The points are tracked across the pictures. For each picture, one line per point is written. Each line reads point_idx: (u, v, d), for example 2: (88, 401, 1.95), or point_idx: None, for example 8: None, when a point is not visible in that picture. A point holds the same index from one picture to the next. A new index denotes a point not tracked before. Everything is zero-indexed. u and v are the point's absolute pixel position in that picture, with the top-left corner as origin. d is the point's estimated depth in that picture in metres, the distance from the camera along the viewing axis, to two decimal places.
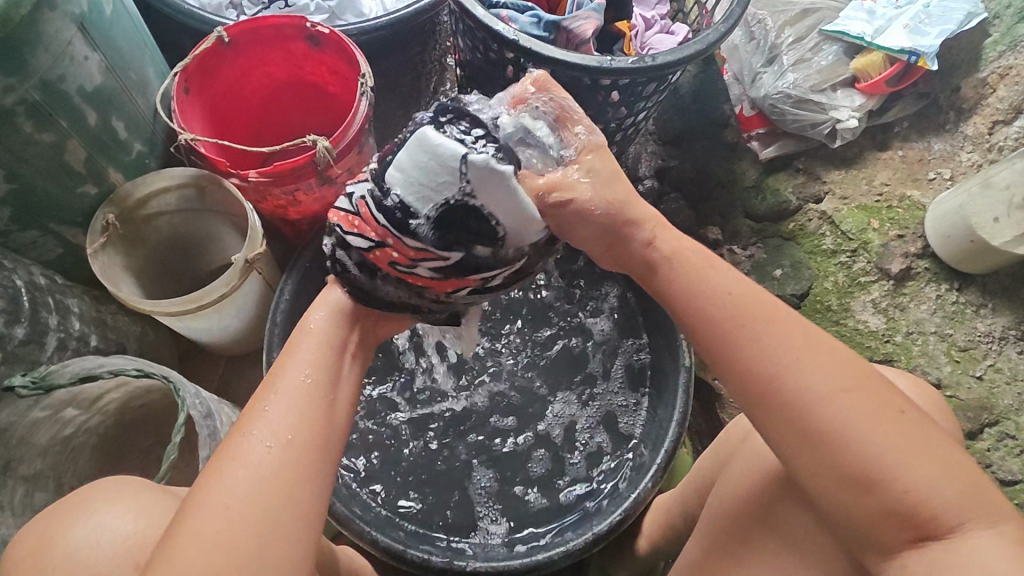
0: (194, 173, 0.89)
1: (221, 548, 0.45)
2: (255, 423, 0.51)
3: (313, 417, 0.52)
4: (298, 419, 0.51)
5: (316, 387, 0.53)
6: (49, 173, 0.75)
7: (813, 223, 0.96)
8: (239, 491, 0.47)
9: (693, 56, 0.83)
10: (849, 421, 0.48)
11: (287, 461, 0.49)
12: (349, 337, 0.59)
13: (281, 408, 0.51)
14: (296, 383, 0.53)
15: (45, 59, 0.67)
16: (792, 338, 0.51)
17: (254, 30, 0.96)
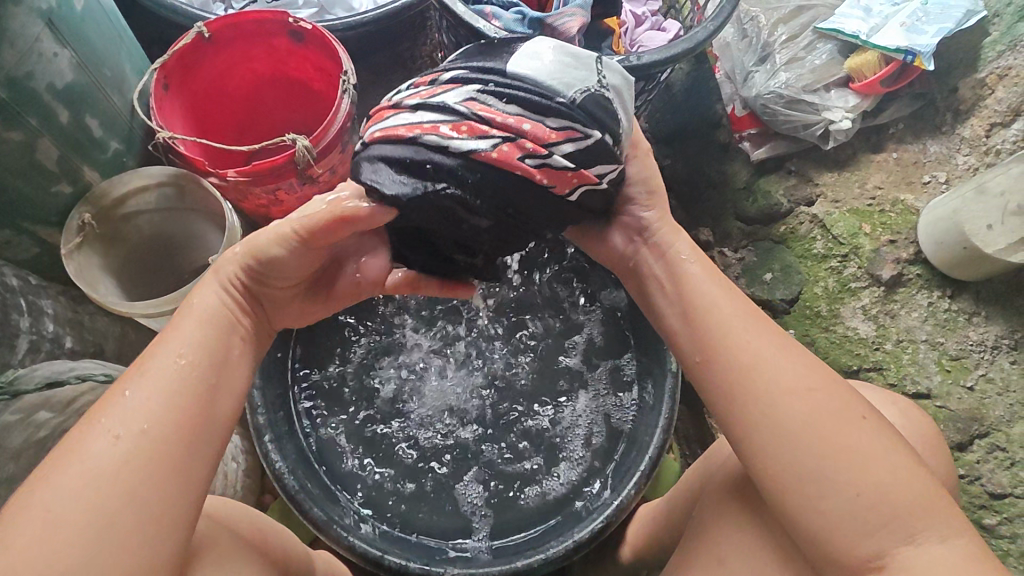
0: (172, 172, 0.88)
1: (52, 536, 0.44)
2: (117, 405, 0.50)
3: (184, 405, 0.51)
4: (157, 407, 0.50)
5: (192, 374, 0.52)
6: (21, 172, 0.74)
7: (804, 226, 0.93)
8: (84, 476, 0.46)
9: (680, 55, 0.81)
10: (807, 414, 0.51)
11: (132, 452, 0.48)
12: (241, 322, 0.58)
13: (146, 391, 0.50)
14: (171, 368, 0.52)
15: (10, 56, 0.66)
16: (773, 339, 0.54)
17: (236, 25, 0.95)
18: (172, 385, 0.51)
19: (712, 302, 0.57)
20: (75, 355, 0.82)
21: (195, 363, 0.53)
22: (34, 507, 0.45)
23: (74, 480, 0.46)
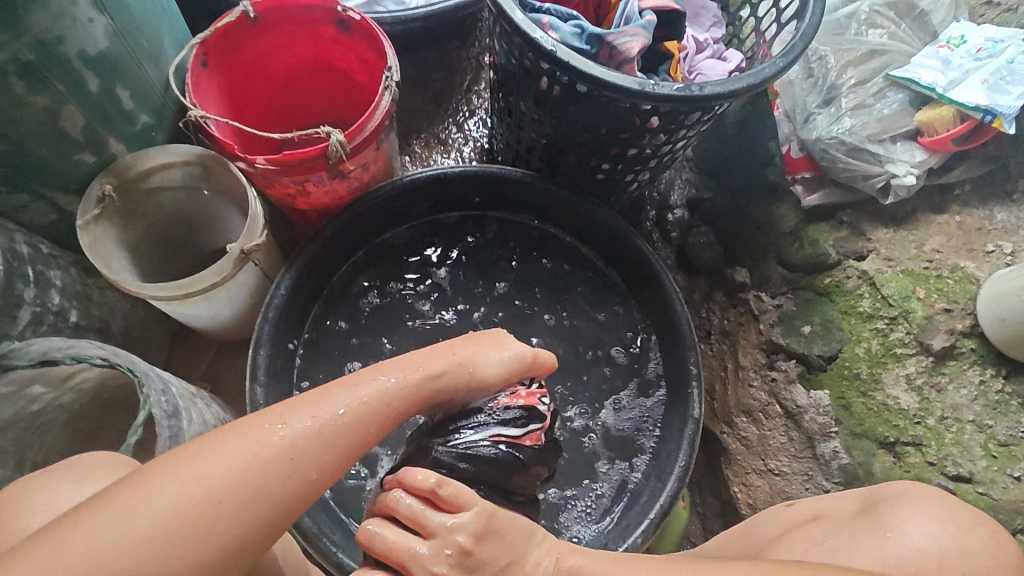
0: (199, 151, 0.85)
1: (145, 539, 0.41)
2: (281, 434, 0.48)
3: (327, 473, 0.49)
4: (315, 453, 0.49)
5: (349, 450, 0.51)
6: (44, 137, 0.71)
7: (852, 281, 0.88)
8: (219, 486, 0.44)
9: (742, 90, 0.76)
10: None
11: (271, 498, 0.46)
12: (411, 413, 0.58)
13: (313, 443, 0.49)
14: (339, 431, 0.50)
15: (42, 18, 0.62)
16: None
17: (281, 8, 0.91)
18: (340, 442, 0.50)
19: None
20: (79, 330, 0.79)
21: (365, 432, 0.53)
22: (170, 478, 0.44)
23: (217, 475, 0.45)
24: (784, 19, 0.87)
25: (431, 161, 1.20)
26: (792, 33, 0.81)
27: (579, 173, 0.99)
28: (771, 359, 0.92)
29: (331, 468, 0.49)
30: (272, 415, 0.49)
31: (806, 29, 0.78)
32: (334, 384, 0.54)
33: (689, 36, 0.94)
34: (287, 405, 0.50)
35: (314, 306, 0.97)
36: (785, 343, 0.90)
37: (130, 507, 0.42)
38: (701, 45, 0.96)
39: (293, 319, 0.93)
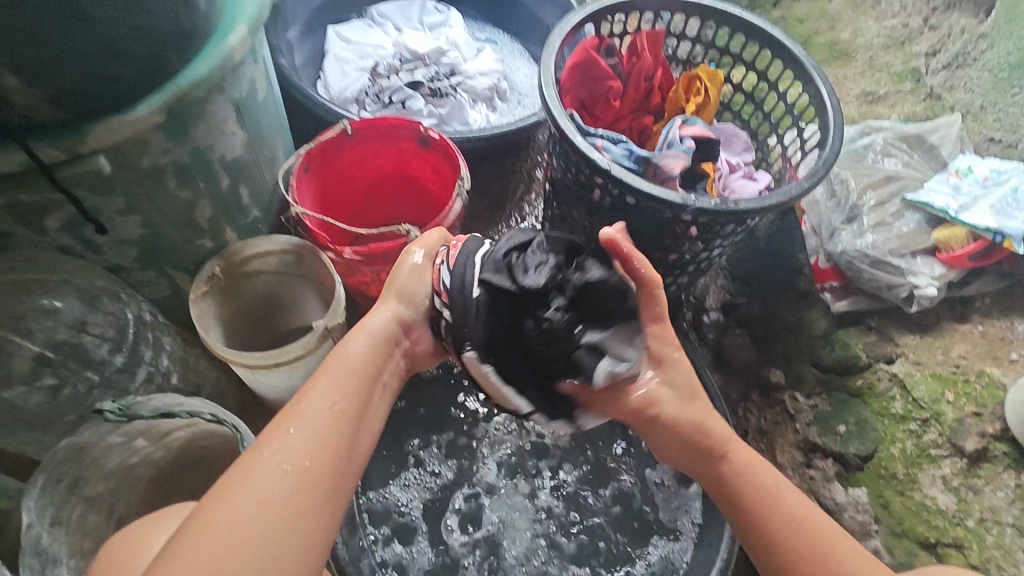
0: (295, 241, 0.98)
1: (229, 558, 0.48)
2: (288, 432, 0.55)
3: (340, 431, 0.57)
4: (322, 428, 0.56)
5: (345, 410, 0.58)
6: (178, 225, 0.83)
7: (883, 383, 0.94)
8: (266, 488, 0.52)
9: (774, 206, 0.87)
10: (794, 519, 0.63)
11: (310, 477, 0.53)
12: (386, 365, 0.65)
13: (310, 421, 0.56)
14: (326, 403, 0.58)
15: (201, 131, 0.75)
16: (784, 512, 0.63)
17: (374, 127, 1.08)
18: (339, 409, 0.58)
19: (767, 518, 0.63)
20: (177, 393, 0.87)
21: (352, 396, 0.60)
22: (222, 504, 0.51)
23: (257, 489, 0.51)
24: (808, 145, 1.00)
25: None
26: (816, 161, 0.93)
27: None
28: (808, 458, 0.93)
29: (341, 427, 0.57)
30: (275, 423, 0.56)
31: (827, 157, 0.89)
32: (312, 379, 0.60)
33: (723, 158, 1.07)
34: (282, 412, 0.57)
35: None
36: (821, 442, 0.93)
37: (194, 545, 0.48)
38: (734, 166, 1.08)
39: None
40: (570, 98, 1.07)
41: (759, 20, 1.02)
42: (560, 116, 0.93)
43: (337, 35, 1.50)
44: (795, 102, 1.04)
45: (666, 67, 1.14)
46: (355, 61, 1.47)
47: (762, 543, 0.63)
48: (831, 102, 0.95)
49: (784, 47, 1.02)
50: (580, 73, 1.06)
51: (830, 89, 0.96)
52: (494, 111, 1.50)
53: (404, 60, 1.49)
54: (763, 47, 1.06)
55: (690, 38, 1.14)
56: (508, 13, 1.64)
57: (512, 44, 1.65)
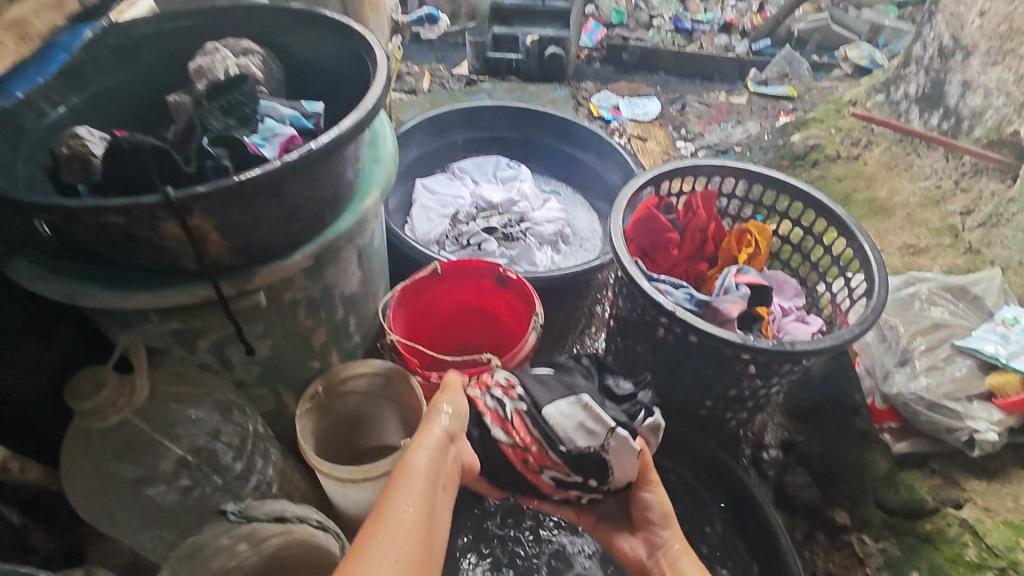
0: (388, 365, 1.10)
1: None
2: (383, 526, 0.63)
3: (423, 519, 0.65)
4: (408, 521, 0.64)
5: (425, 504, 0.67)
6: (297, 349, 0.97)
7: (953, 529, 0.94)
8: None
9: (828, 348, 0.95)
10: None
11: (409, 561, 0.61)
12: (447, 465, 0.74)
13: (398, 513, 0.64)
14: (409, 496, 0.66)
15: (333, 273, 0.91)
16: None
17: (460, 267, 1.24)
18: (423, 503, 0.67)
19: None
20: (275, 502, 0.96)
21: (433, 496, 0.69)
22: None
23: (380, 573, 0.58)
24: (856, 294, 1.09)
25: None
26: (864, 308, 1.02)
27: (684, 408, 1.15)
28: None
29: (424, 515, 0.66)
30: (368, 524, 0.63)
31: (874, 305, 0.98)
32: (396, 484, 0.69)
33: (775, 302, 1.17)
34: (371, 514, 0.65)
35: None
36: None
37: None
38: (785, 309, 1.18)
39: None
40: (633, 247, 1.21)
41: (801, 186, 1.17)
42: (628, 262, 1.05)
43: (424, 187, 1.74)
44: (839, 255, 1.15)
45: (719, 221, 1.28)
46: (438, 209, 1.69)
47: None
48: (874, 255, 1.05)
49: (826, 207, 1.14)
50: (643, 226, 1.21)
51: (871, 245, 1.07)
52: (558, 253, 1.66)
53: (481, 208, 1.70)
54: (807, 207, 1.19)
55: (739, 198, 1.29)
56: (571, 169, 1.87)
57: (575, 196, 1.85)
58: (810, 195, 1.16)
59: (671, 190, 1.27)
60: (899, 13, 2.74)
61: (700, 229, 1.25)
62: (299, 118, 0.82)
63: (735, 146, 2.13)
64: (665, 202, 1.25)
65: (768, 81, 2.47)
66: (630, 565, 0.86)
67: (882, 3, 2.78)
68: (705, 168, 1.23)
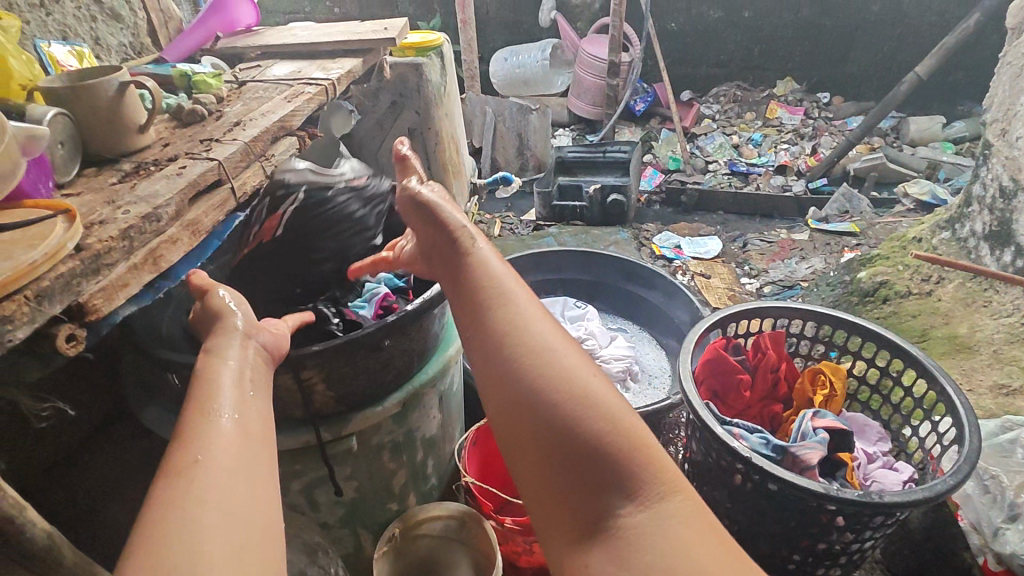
0: (462, 507, 1.12)
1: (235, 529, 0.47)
2: (199, 424, 0.54)
3: (238, 419, 0.56)
4: (237, 416, 0.56)
5: (240, 399, 0.58)
6: (378, 490, 1.01)
7: None
8: (215, 459, 0.51)
9: (922, 500, 0.89)
10: (591, 428, 0.55)
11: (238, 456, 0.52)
12: (256, 371, 0.63)
13: (217, 413, 0.55)
14: (228, 397, 0.58)
15: (416, 416, 0.97)
16: (576, 405, 0.56)
17: None
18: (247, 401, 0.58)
19: (590, 433, 0.55)
20: None
21: (243, 406, 0.57)
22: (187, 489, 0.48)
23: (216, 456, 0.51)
24: (946, 439, 1.04)
25: None
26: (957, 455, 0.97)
27: (770, 563, 1.09)
28: None
29: (250, 417, 0.57)
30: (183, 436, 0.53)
31: (967, 454, 0.93)
32: (193, 400, 0.57)
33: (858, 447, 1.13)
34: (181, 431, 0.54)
35: None
36: None
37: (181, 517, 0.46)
38: (871, 454, 1.13)
39: None
40: (703, 389, 1.22)
41: (872, 328, 1.17)
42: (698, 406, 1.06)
43: None
44: (923, 398, 1.12)
45: (790, 361, 1.28)
46: None
47: (580, 463, 0.54)
48: (958, 399, 1.02)
49: (902, 349, 1.13)
50: (712, 367, 1.22)
51: (955, 387, 1.03)
52: (627, 391, 1.67)
53: None
54: (881, 348, 1.17)
55: (809, 338, 1.30)
56: (637, 308, 1.93)
57: (642, 334, 1.90)
58: (883, 337, 1.15)
59: (738, 331, 1.30)
60: (955, 150, 2.80)
61: (772, 369, 1.25)
62: (392, 280, 1.00)
63: (801, 282, 2.16)
64: (732, 343, 1.27)
65: (829, 217, 2.52)
66: (479, 376, 0.63)
67: (936, 141, 2.86)
68: (772, 309, 1.25)
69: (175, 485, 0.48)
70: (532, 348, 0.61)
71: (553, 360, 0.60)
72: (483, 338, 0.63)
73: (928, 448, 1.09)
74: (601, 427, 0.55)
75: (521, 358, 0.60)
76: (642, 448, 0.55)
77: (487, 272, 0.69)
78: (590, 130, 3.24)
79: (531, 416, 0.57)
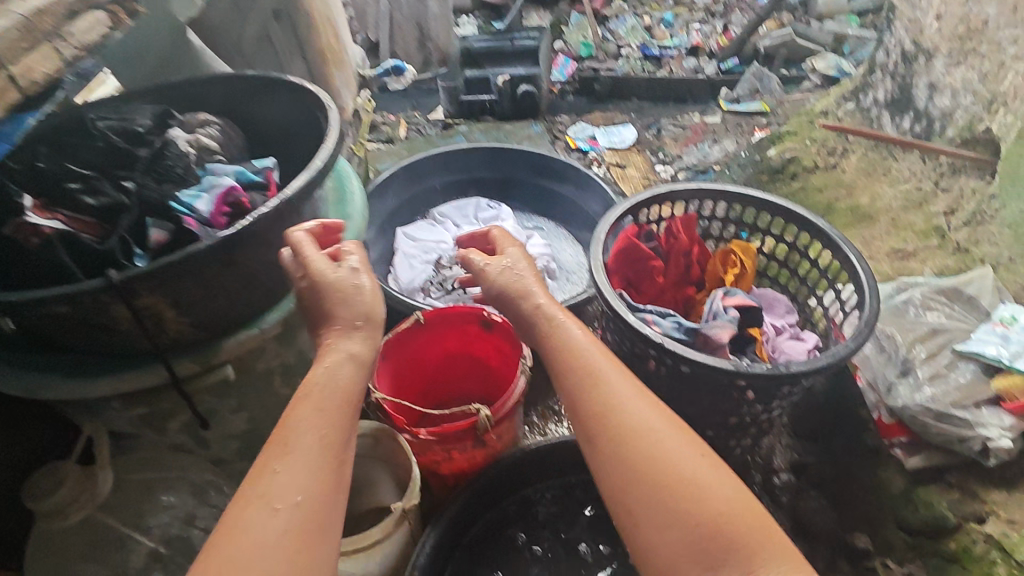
0: (374, 425, 1.07)
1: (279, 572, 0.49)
2: (272, 466, 0.54)
3: (328, 454, 0.57)
4: (325, 448, 0.57)
5: (330, 438, 0.58)
6: (276, 418, 0.94)
7: (979, 546, 0.90)
8: (279, 504, 0.52)
9: (825, 366, 0.91)
10: (703, 500, 0.60)
11: (314, 503, 0.53)
12: (359, 396, 0.63)
13: (293, 448, 0.56)
14: (310, 428, 0.57)
15: (306, 335, 0.88)
16: (681, 485, 0.60)
17: (443, 314, 1.21)
18: (332, 413, 0.59)
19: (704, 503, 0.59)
20: None
21: (308, 434, 0.57)
22: (244, 527, 0.51)
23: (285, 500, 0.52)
24: (849, 306, 1.06)
25: (547, 431, 1.36)
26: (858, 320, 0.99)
27: None
28: None
29: (331, 446, 0.57)
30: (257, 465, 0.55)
31: (867, 318, 0.94)
32: (279, 425, 0.58)
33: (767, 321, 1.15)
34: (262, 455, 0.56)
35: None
36: None
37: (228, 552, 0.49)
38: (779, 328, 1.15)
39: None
40: (617, 279, 1.18)
41: (781, 202, 1.14)
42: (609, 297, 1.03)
43: (405, 234, 1.72)
44: (827, 268, 1.12)
45: (701, 244, 1.26)
46: (421, 255, 1.67)
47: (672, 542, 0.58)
48: (859, 266, 1.03)
49: (809, 221, 1.12)
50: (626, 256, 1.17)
51: (858, 255, 1.03)
52: (546, 289, 1.64)
53: None
54: (788, 222, 1.16)
55: (720, 218, 1.27)
56: (552, 203, 1.86)
57: (559, 229, 1.84)
58: (791, 210, 1.14)
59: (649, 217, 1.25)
60: (860, 23, 2.79)
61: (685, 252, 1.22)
62: (243, 172, 0.84)
63: (714, 165, 2.14)
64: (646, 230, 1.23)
65: (740, 97, 2.49)
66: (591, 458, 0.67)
67: (843, 14, 2.83)
68: (684, 191, 1.20)
69: (229, 521, 0.51)
70: (608, 424, 0.66)
71: (652, 442, 0.64)
72: (593, 401, 0.68)
73: (831, 316, 1.11)
74: (716, 504, 0.59)
75: (615, 440, 0.65)
76: (762, 533, 0.58)
77: (577, 341, 0.75)
78: (496, 16, 3.00)
79: (636, 491, 0.62)
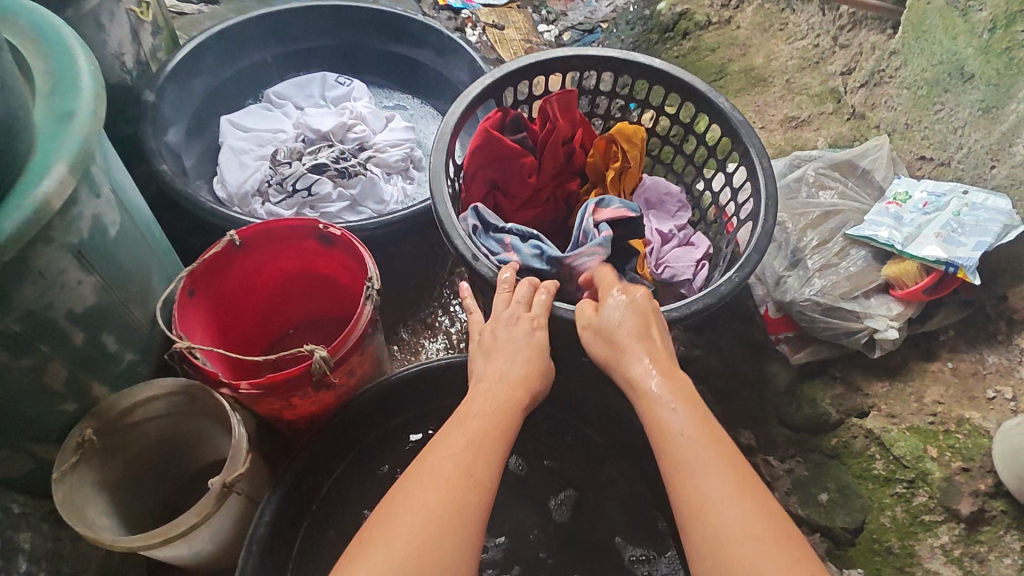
0: (183, 381, 0.85)
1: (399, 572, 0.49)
2: (426, 466, 0.58)
3: (456, 461, 0.57)
4: (450, 454, 0.58)
5: (480, 450, 0.59)
6: (30, 395, 0.73)
7: (859, 442, 0.86)
8: (417, 514, 0.53)
9: (703, 308, 0.77)
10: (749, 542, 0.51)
11: (449, 507, 0.54)
12: (516, 419, 0.65)
13: (453, 453, 0.58)
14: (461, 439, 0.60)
15: (32, 291, 0.66)
16: (729, 529, 0.52)
17: (266, 230, 0.97)
18: (468, 458, 0.58)
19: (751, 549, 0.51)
20: None
21: (456, 446, 0.59)
22: (383, 532, 0.52)
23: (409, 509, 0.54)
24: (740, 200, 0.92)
25: (420, 349, 1.21)
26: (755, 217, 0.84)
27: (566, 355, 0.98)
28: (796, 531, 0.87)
29: (480, 452, 0.59)
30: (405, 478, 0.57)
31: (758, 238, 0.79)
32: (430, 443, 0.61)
33: (658, 229, 0.99)
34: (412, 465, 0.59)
35: (298, 532, 0.91)
36: (805, 514, 0.85)
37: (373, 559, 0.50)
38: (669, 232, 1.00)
39: (286, 539, 0.89)
40: (479, 183, 0.98)
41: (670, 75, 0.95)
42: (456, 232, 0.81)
43: (231, 123, 1.40)
44: (719, 150, 0.97)
45: (585, 126, 1.06)
46: (254, 150, 1.37)
47: None
48: (754, 158, 0.87)
49: (702, 97, 0.93)
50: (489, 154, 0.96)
51: (754, 142, 0.88)
52: (412, 183, 1.40)
53: (308, 142, 1.39)
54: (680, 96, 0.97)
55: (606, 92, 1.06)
56: (415, 76, 1.57)
57: (425, 108, 1.56)
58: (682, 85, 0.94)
59: (517, 97, 1.02)
60: None
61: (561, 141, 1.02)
62: None
63: (602, 23, 1.88)
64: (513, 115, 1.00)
65: None
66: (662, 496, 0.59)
67: None
68: (559, 64, 0.97)
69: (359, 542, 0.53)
70: (693, 511, 0.54)
71: (698, 490, 0.55)
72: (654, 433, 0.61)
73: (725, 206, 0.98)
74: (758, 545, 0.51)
75: (670, 483, 0.57)
76: None
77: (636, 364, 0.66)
78: None
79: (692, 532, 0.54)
